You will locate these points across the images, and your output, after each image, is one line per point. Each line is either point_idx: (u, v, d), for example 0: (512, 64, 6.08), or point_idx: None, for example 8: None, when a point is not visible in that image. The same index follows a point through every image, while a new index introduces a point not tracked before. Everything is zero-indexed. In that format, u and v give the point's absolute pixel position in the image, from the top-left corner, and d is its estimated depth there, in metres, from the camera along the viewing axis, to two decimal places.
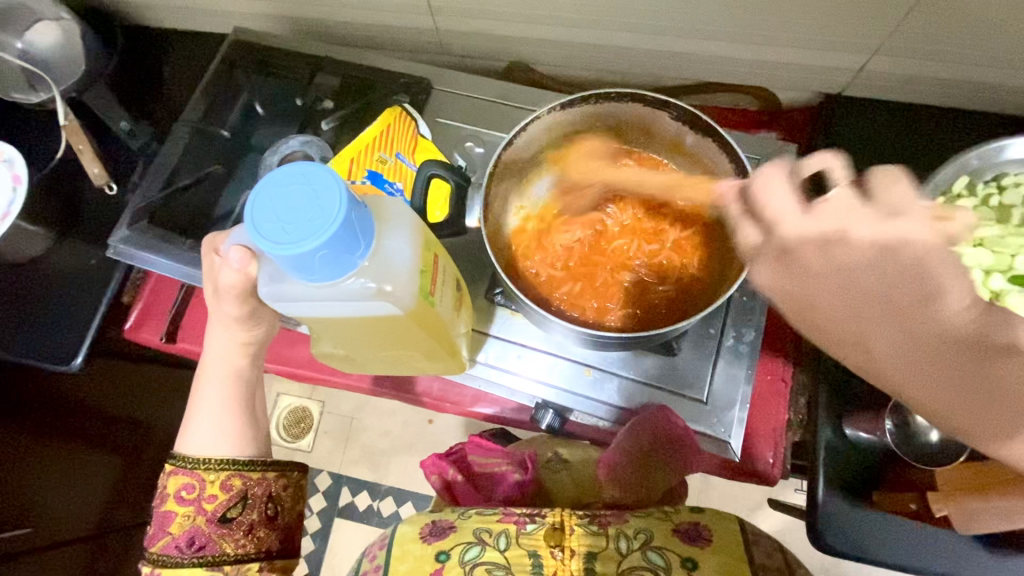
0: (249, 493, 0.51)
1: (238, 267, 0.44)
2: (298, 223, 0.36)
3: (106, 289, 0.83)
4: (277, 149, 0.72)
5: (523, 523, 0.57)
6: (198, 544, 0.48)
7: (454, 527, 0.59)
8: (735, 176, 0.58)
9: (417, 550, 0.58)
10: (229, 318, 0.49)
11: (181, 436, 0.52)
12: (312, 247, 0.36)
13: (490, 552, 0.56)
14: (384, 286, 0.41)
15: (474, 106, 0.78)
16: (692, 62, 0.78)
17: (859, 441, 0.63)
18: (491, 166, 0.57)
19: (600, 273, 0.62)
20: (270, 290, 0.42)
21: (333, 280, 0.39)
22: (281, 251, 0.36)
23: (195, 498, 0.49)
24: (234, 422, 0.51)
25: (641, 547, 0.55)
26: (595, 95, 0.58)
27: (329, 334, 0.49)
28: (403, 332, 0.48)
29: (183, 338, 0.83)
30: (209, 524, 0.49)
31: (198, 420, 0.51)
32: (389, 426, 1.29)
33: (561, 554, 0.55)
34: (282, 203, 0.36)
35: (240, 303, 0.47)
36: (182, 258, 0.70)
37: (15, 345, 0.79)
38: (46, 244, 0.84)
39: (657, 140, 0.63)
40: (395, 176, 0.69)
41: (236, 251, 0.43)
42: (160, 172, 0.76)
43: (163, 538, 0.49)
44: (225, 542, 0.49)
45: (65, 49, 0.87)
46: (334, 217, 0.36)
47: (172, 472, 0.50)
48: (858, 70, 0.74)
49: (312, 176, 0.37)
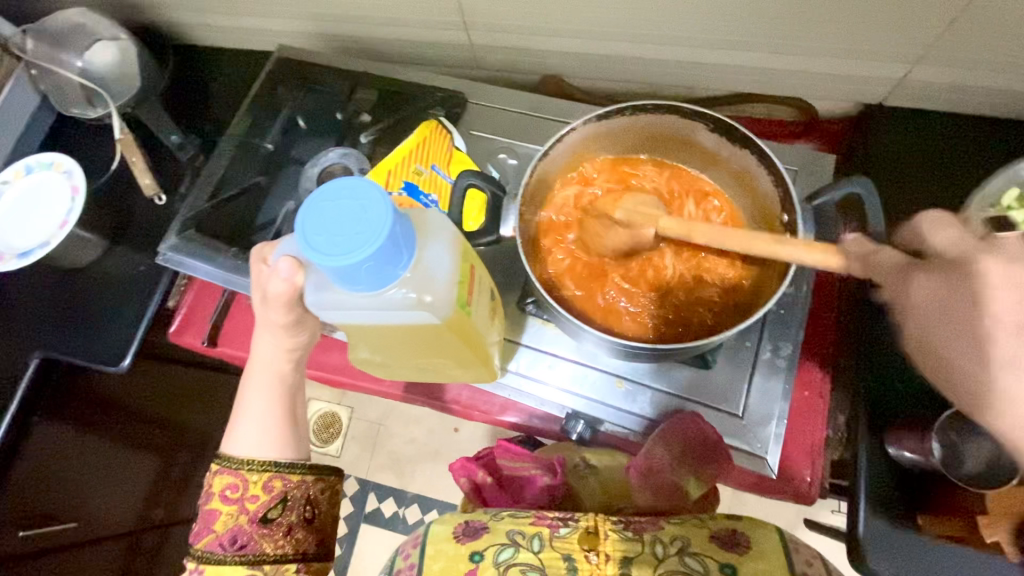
0: (289, 495, 0.53)
1: (286, 276, 0.46)
2: (345, 236, 0.37)
3: (152, 295, 0.87)
4: (316, 161, 0.75)
5: (556, 526, 0.58)
6: (240, 543, 0.50)
7: (487, 528, 0.60)
8: (773, 188, 0.57)
9: (450, 549, 0.59)
10: (274, 324, 0.51)
11: (225, 437, 0.53)
12: (359, 259, 0.37)
13: (523, 553, 0.57)
14: (424, 297, 0.42)
15: (507, 118, 0.79)
16: (726, 73, 0.78)
17: (902, 461, 0.60)
18: (526, 178, 0.57)
19: (613, 275, 0.61)
20: (316, 299, 0.43)
21: (377, 289, 0.40)
22: (331, 262, 0.37)
23: (239, 497, 0.51)
24: (275, 427, 0.53)
25: (678, 552, 0.55)
26: (630, 107, 0.58)
27: (368, 341, 0.50)
28: (440, 341, 0.49)
29: (226, 342, 0.86)
30: (251, 523, 0.50)
31: (242, 423, 0.53)
32: (416, 433, 1.31)
33: (596, 558, 0.55)
34: (332, 218, 0.38)
35: (285, 310, 0.49)
36: (225, 266, 0.73)
37: (70, 348, 0.84)
38: (99, 251, 0.89)
39: (692, 153, 0.62)
40: (431, 188, 0.70)
41: (285, 261, 0.46)
42: (209, 183, 0.79)
43: (207, 536, 0.50)
44: (265, 542, 0.51)
45: (122, 67, 0.93)
46: (379, 231, 0.37)
47: (217, 471, 0.52)
48: (900, 81, 0.72)
49: (359, 190, 0.39)
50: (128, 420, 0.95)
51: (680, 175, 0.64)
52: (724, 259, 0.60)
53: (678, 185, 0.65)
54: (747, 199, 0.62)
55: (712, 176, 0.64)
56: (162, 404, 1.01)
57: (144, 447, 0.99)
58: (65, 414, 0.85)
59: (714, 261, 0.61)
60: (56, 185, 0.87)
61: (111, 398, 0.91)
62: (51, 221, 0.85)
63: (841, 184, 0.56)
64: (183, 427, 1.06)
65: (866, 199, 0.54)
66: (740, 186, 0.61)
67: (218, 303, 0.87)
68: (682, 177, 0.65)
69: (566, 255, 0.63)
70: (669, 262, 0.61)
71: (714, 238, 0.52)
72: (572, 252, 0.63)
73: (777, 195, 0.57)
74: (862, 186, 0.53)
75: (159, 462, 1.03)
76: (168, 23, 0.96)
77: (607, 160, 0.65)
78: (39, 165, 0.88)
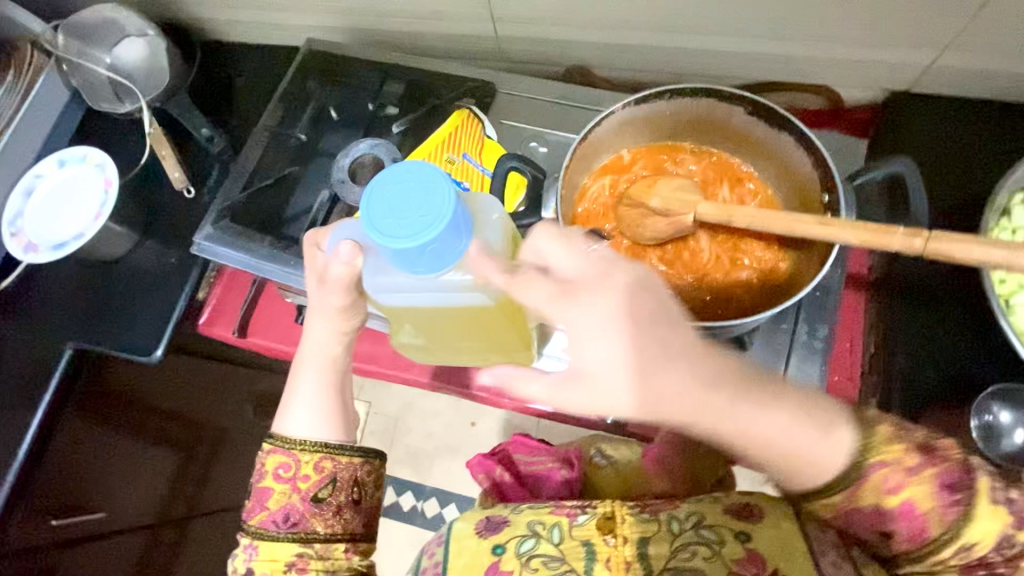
0: (337, 476, 0.53)
1: (347, 259, 0.47)
2: (411, 219, 0.39)
3: (183, 286, 0.89)
4: (348, 153, 0.75)
5: (574, 515, 0.61)
6: (292, 521, 0.52)
7: (507, 522, 0.63)
8: (812, 169, 0.56)
9: (473, 545, 0.62)
10: (332, 308, 0.52)
11: (277, 418, 0.55)
12: (423, 242, 0.39)
13: (544, 544, 0.60)
14: (481, 279, 0.44)
15: (535, 107, 0.78)
16: (753, 62, 0.78)
17: None
18: (567, 159, 0.57)
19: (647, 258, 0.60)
20: (373, 281, 0.46)
21: (436, 273, 0.42)
22: (396, 244, 0.39)
23: (291, 476, 0.53)
24: (326, 409, 0.55)
25: (692, 527, 0.58)
26: (669, 91, 0.58)
27: (420, 326, 0.52)
28: (492, 323, 0.51)
29: (255, 333, 0.88)
30: (303, 502, 0.52)
31: (295, 405, 0.55)
32: (434, 428, 1.32)
33: (614, 540, 0.58)
34: (396, 201, 0.40)
35: (343, 294, 0.50)
36: (259, 254, 0.74)
37: (102, 338, 0.86)
38: (130, 243, 0.91)
39: (727, 139, 0.62)
40: (463, 176, 0.71)
41: (345, 246, 0.47)
42: (242, 174, 0.80)
43: (261, 513, 0.52)
44: (316, 520, 0.52)
45: (150, 63, 0.94)
46: (444, 215, 0.40)
47: (271, 450, 0.53)
48: (928, 67, 0.73)
49: (423, 175, 0.41)
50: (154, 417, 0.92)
51: (716, 159, 0.63)
52: (760, 241, 0.59)
53: (714, 172, 0.63)
54: (785, 184, 0.61)
55: (748, 159, 0.62)
56: (185, 397, 0.96)
57: (162, 441, 0.94)
58: (79, 408, 0.84)
59: (750, 243, 0.59)
60: (89, 176, 0.89)
61: (131, 391, 0.89)
62: (86, 213, 0.86)
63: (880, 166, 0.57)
64: (206, 422, 1.00)
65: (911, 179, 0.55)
66: (775, 169, 0.61)
67: (248, 295, 0.89)
68: (718, 164, 0.63)
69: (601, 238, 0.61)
70: (704, 245, 0.59)
71: (754, 221, 0.51)
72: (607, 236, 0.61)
73: (817, 175, 0.56)
74: (902, 167, 0.55)
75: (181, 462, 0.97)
76: (195, 20, 0.97)
77: (641, 146, 0.64)
78: (71, 158, 0.89)
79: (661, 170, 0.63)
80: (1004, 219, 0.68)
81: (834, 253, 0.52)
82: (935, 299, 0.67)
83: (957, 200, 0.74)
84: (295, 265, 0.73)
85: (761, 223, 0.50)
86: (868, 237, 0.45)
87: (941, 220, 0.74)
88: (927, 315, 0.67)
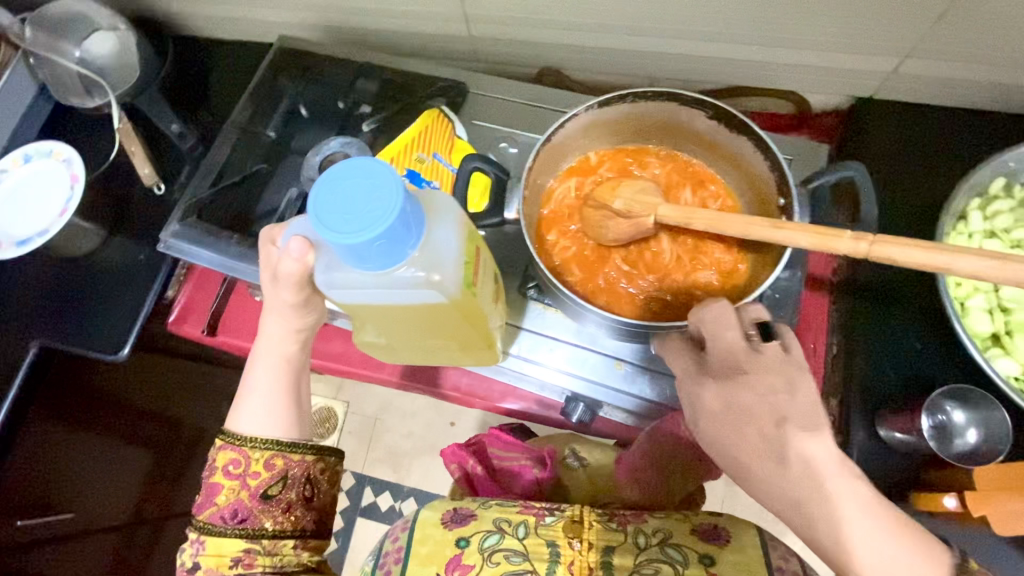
0: (289, 473, 0.54)
1: (297, 256, 0.47)
2: (360, 214, 0.39)
3: (153, 281, 0.88)
4: (319, 151, 0.75)
5: (541, 516, 0.64)
6: (240, 517, 0.52)
7: (474, 516, 0.65)
8: (770, 173, 0.57)
9: (438, 534, 0.63)
10: (286, 304, 0.53)
11: (231, 414, 0.55)
12: (372, 237, 0.39)
13: (509, 539, 0.62)
14: (433, 276, 0.45)
15: (508, 107, 0.79)
16: (724, 66, 0.79)
17: (893, 442, 0.65)
18: (531, 160, 0.57)
19: (611, 258, 0.60)
20: (326, 278, 0.46)
21: (387, 268, 0.42)
22: (343, 238, 0.39)
23: (241, 472, 0.53)
24: (281, 406, 0.55)
25: (659, 543, 0.61)
26: (631, 94, 0.58)
27: (377, 322, 0.52)
28: (446, 320, 0.51)
29: (226, 332, 0.87)
30: (251, 499, 0.53)
31: (249, 400, 0.55)
32: (412, 427, 1.32)
33: (578, 545, 0.61)
34: (343, 196, 0.40)
35: (297, 290, 0.51)
36: (226, 252, 0.73)
37: (70, 335, 0.85)
38: (98, 240, 0.89)
39: (688, 141, 0.62)
40: (433, 175, 0.71)
41: (295, 242, 0.47)
42: (211, 171, 0.79)
43: (210, 508, 0.52)
44: (265, 517, 0.53)
45: (122, 58, 0.92)
46: (392, 209, 0.40)
47: (221, 446, 0.54)
48: (890, 74, 0.75)
49: (371, 169, 0.41)
50: (112, 411, 0.93)
51: (678, 162, 0.64)
52: (721, 243, 0.59)
53: (676, 174, 0.64)
54: (745, 185, 0.61)
55: (709, 161, 0.63)
56: (156, 394, 0.98)
57: (134, 441, 0.96)
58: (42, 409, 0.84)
59: (711, 244, 0.60)
60: (55, 172, 0.87)
61: (100, 386, 0.92)
62: (50, 210, 0.84)
63: (838, 169, 0.58)
64: (179, 420, 1.01)
65: (861, 182, 0.57)
66: (736, 172, 0.61)
67: (218, 292, 0.88)
68: (679, 168, 0.64)
69: (566, 238, 0.61)
70: (666, 247, 0.60)
71: (713, 224, 0.51)
72: (573, 236, 0.61)
73: (773, 178, 0.57)
74: (858, 171, 0.56)
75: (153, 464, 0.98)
76: (167, 14, 0.96)
77: (607, 149, 0.64)
78: (37, 153, 0.88)
79: (625, 172, 0.64)
80: (961, 223, 0.71)
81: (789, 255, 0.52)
82: (889, 300, 0.70)
83: (918, 204, 0.76)
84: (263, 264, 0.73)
85: (718, 225, 0.51)
86: (819, 240, 0.46)
87: (902, 225, 0.75)
88: (884, 316, 0.70)
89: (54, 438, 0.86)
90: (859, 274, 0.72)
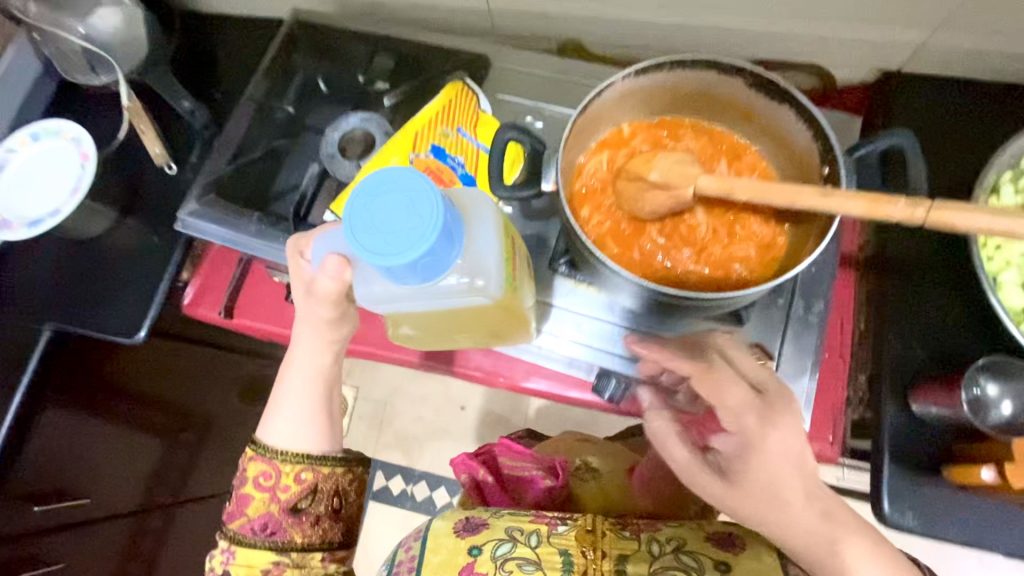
0: (318, 487, 0.56)
1: (335, 275, 0.48)
2: (402, 236, 0.41)
3: (168, 266, 0.86)
4: (338, 126, 0.75)
5: (554, 525, 0.64)
6: (270, 529, 0.55)
7: (486, 525, 0.66)
8: (812, 143, 0.55)
9: (450, 542, 0.65)
10: (321, 320, 0.54)
11: (262, 426, 0.57)
12: (416, 257, 0.41)
13: (520, 548, 0.62)
14: (476, 281, 0.48)
15: (531, 81, 0.77)
16: (749, 40, 0.78)
17: (926, 415, 0.64)
18: (567, 130, 0.55)
19: (646, 231, 0.59)
20: (365, 291, 0.48)
21: (432, 280, 0.45)
22: (390, 262, 0.41)
23: (271, 485, 0.55)
24: (315, 419, 0.57)
25: (673, 550, 0.61)
26: (669, 62, 0.56)
27: (418, 320, 0.55)
28: (487, 317, 0.55)
29: (242, 314, 0.86)
30: (281, 512, 0.55)
31: (280, 414, 0.56)
32: (423, 412, 1.31)
33: (592, 553, 0.61)
34: (380, 218, 0.41)
35: (332, 307, 0.52)
36: (248, 231, 0.72)
37: (84, 318, 0.84)
38: (108, 222, 0.88)
39: (724, 112, 0.61)
40: (457, 150, 0.70)
41: (332, 261, 0.48)
42: (227, 147, 0.77)
43: (240, 518, 0.55)
44: (294, 530, 0.55)
45: (126, 32, 0.89)
46: (432, 228, 0.42)
47: (252, 457, 0.56)
48: (920, 47, 0.73)
49: (403, 187, 0.42)
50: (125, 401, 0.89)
51: (711, 135, 0.63)
52: (758, 216, 0.59)
53: (711, 147, 0.62)
54: (783, 157, 0.60)
55: (743, 134, 0.62)
56: (164, 380, 0.93)
57: (149, 430, 0.92)
58: (52, 388, 0.82)
59: (748, 217, 0.59)
60: (64, 151, 0.85)
61: (110, 376, 0.88)
62: (61, 190, 0.82)
63: (885, 136, 0.56)
64: (192, 408, 0.98)
65: (910, 150, 0.56)
66: (775, 145, 0.60)
67: (234, 275, 0.87)
68: (714, 140, 0.63)
69: (600, 210, 0.60)
70: (701, 220, 0.59)
71: (755, 194, 0.50)
72: (606, 208, 0.60)
73: (816, 148, 0.55)
74: (903, 138, 0.55)
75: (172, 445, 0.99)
76: None
77: (639, 120, 0.62)
78: (45, 132, 0.85)
79: (658, 144, 0.62)
80: (993, 197, 0.69)
81: (837, 224, 0.51)
82: (920, 275, 0.69)
83: (944, 179, 0.75)
84: (282, 241, 0.71)
85: (762, 196, 0.50)
86: (871, 208, 0.45)
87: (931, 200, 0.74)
88: (913, 292, 0.69)
89: (64, 425, 0.83)
90: (890, 249, 0.71)
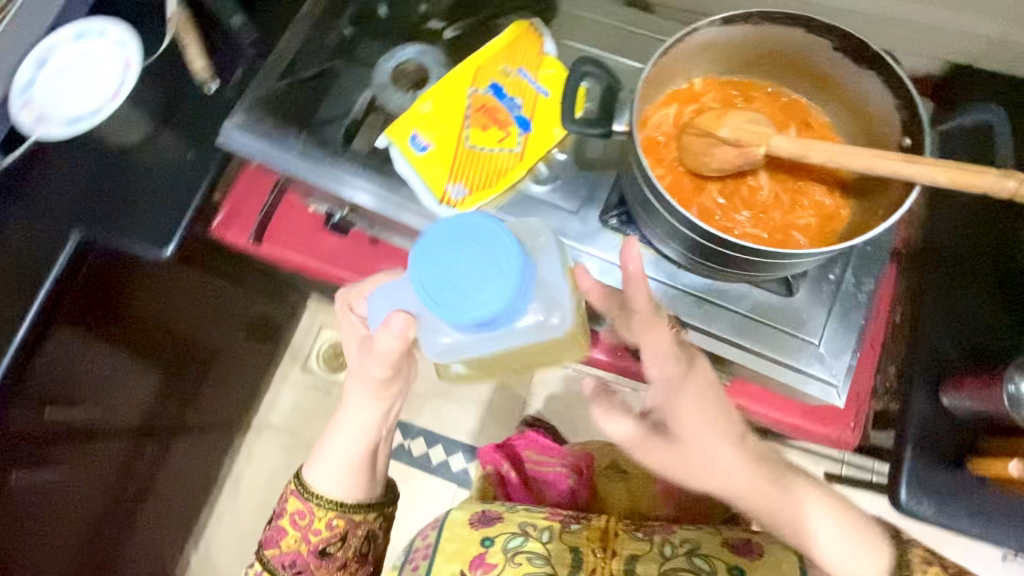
0: (346, 534, 0.66)
1: (398, 332, 0.53)
2: (483, 291, 0.47)
3: (201, 181, 0.80)
4: (392, 56, 0.75)
5: (566, 523, 0.71)
6: (298, 566, 0.66)
7: (501, 518, 0.72)
8: (895, 110, 0.54)
9: (466, 532, 0.71)
10: (372, 380, 0.61)
11: (309, 464, 0.67)
12: (496, 307, 0.47)
13: (532, 543, 0.68)
14: (550, 320, 0.51)
15: (594, 33, 0.74)
16: (822, 14, 0.75)
17: (958, 408, 0.64)
18: (647, 70, 0.53)
19: (708, 189, 0.58)
20: (440, 348, 0.52)
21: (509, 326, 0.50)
22: (472, 314, 0.47)
23: (304, 526, 0.65)
24: (352, 472, 0.65)
25: (686, 553, 0.67)
26: (757, 14, 0.54)
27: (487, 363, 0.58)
28: (552, 351, 0.58)
29: (271, 240, 0.87)
30: (309, 553, 0.65)
31: (326, 460, 0.65)
32: (428, 369, 1.31)
33: (603, 553, 0.68)
34: (458, 279, 0.48)
35: (382, 368, 0.58)
36: (296, 152, 0.70)
37: (109, 225, 0.76)
38: (142, 133, 0.82)
39: (802, 75, 0.59)
40: (516, 91, 0.70)
41: (396, 319, 0.52)
42: (280, 60, 0.73)
43: (276, 549, 0.66)
44: (319, 569, 0.66)
45: None
46: (508, 281, 0.48)
47: (293, 493, 0.66)
48: (995, 41, 0.71)
49: (475, 248, 0.48)
50: (127, 322, 0.88)
51: (782, 99, 0.62)
52: (822, 185, 0.58)
53: (781, 111, 0.62)
54: (855, 126, 0.59)
55: (815, 100, 0.61)
56: (181, 308, 0.97)
57: (151, 360, 0.97)
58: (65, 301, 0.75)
59: (812, 186, 0.58)
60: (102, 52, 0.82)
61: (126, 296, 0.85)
62: (97, 93, 0.81)
63: None
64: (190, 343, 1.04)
65: None
66: (849, 114, 0.59)
67: (267, 199, 0.87)
68: (785, 105, 0.62)
69: (662, 163, 0.59)
70: (764, 183, 0.58)
71: (832, 157, 0.49)
72: (669, 162, 0.59)
73: (899, 117, 0.55)
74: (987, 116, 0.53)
75: (164, 373, 1.02)
76: None
77: (712, 76, 0.61)
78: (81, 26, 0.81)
79: (728, 102, 0.61)
80: None
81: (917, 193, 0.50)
82: (967, 267, 0.69)
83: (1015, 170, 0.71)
84: (331, 162, 0.70)
85: (841, 160, 0.48)
86: (957, 176, 0.45)
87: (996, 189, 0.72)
88: (957, 287, 0.68)
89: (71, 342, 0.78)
90: (939, 239, 0.70)
